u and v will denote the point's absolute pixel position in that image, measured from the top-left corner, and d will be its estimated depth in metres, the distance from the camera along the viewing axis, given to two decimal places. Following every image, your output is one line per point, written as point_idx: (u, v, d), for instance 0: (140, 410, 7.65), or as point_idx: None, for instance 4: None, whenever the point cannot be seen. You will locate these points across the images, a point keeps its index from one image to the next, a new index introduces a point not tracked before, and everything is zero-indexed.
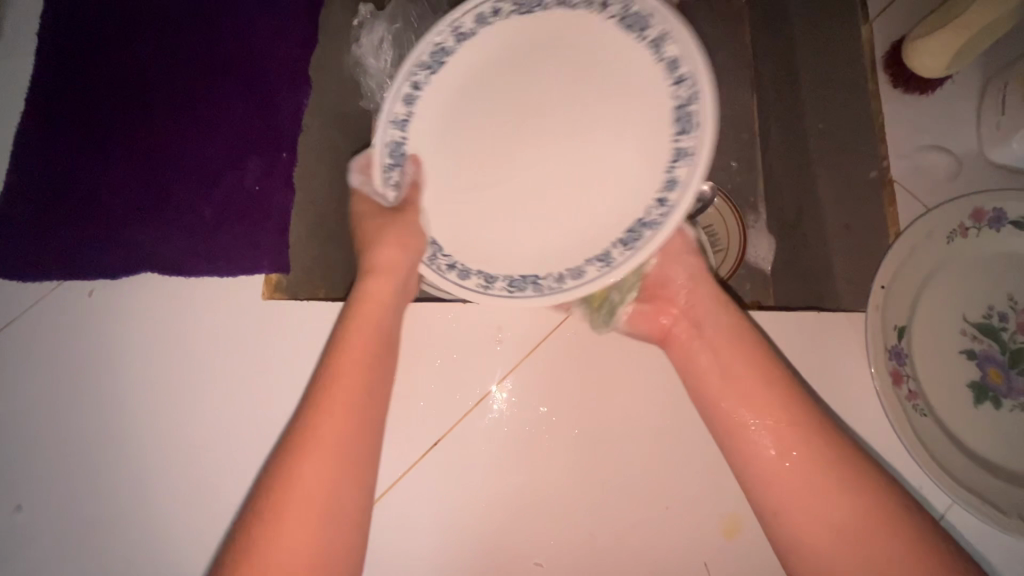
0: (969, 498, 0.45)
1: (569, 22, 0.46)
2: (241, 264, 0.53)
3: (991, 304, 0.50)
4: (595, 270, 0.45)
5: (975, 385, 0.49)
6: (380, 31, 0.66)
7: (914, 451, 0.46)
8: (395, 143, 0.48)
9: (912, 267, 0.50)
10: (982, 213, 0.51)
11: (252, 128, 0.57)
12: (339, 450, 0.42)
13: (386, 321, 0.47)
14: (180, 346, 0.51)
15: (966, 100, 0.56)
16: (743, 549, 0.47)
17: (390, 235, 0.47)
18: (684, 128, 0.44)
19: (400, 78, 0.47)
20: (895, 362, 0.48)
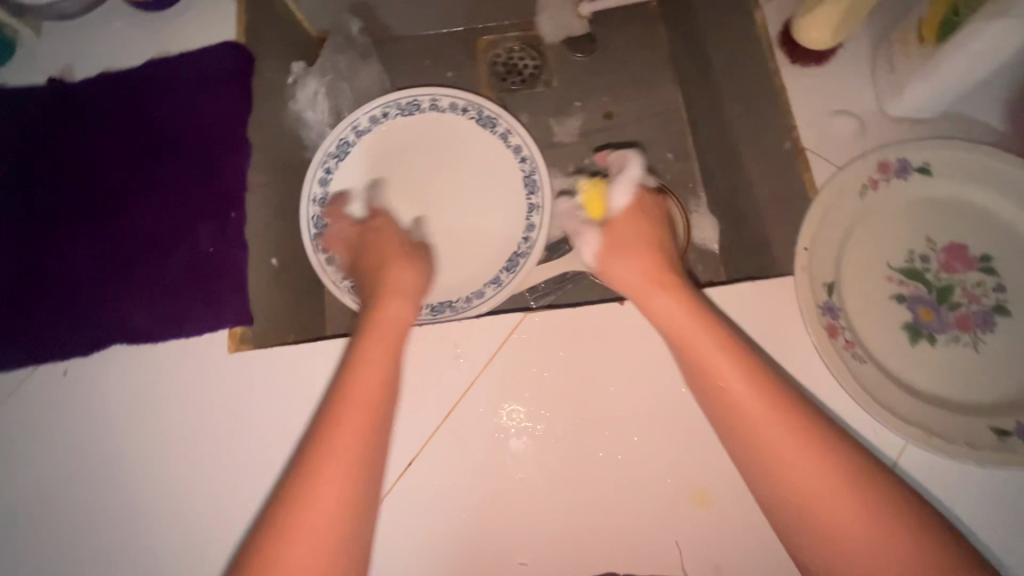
0: (918, 435, 0.48)
1: (444, 123, 0.70)
2: (205, 323, 0.56)
3: (912, 249, 0.54)
4: (491, 290, 0.64)
5: (908, 326, 0.52)
6: (314, 85, 0.72)
7: (857, 396, 0.49)
8: (317, 216, 0.66)
9: (833, 221, 0.54)
10: (888, 165, 0.55)
11: (197, 193, 0.59)
12: (352, 465, 0.45)
13: (401, 335, 0.52)
14: (158, 409, 0.53)
15: (859, 66, 0.60)
16: (718, 519, 0.49)
17: (398, 264, 0.57)
18: (532, 189, 0.66)
19: (315, 165, 0.66)
20: (828, 317, 0.51)
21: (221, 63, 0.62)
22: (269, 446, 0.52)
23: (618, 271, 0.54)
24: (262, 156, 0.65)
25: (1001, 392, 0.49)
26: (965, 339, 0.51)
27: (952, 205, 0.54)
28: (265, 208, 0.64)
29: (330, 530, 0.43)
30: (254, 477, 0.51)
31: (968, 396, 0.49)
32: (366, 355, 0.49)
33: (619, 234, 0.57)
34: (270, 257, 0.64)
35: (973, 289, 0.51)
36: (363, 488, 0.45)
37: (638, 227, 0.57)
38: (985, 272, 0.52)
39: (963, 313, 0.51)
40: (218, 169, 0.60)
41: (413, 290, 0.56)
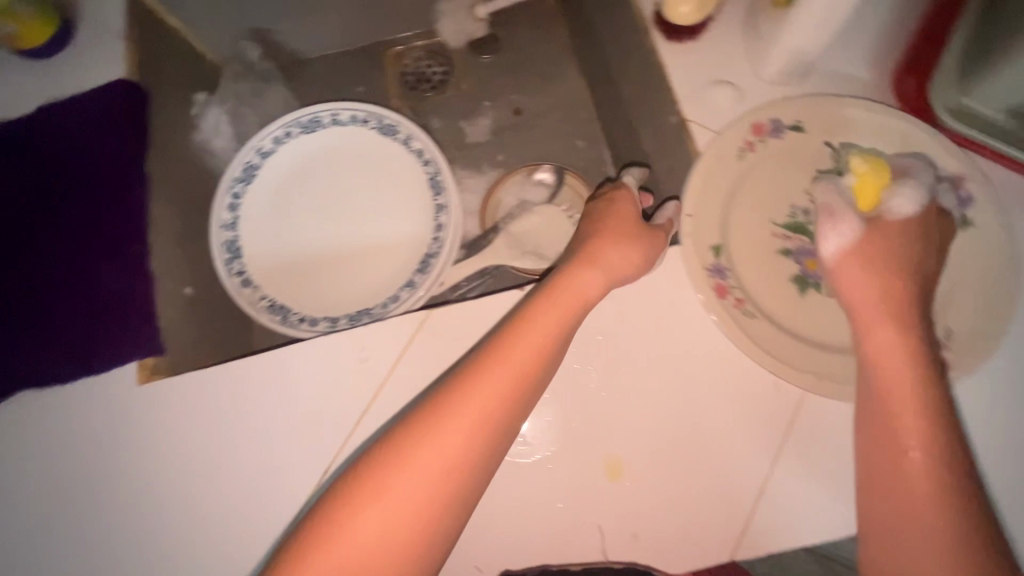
0: (806, 381, 0.50)
1: (348, 137, 0.70)
2: (110, 357, 0.55)
3: (793, 205, 0.55)
4: (406, 293, 0.64)
5: (798, 278, 0.53)
6: (215, 114, 0.74)
7: (749, 351, 0.51)
8: (229, 241, 0.67)
9: (714, 186, 0.55)
10: (762, 126, 0.57)
11: (98, 232, 0.60)
12: (461, 444, 0.43)
13: (574, 313, 0.50)
14: (78, 445, 0.54)
15: (730, 37, 0.63)
16: (629, 488, 0.50)
17: (617, 242, 0.53)
18: (438, 191, 0.67)
19: (222, 191, 0.67)
20: (716, 278, 0.53)
21: (112, 101, 0.63)
22: (192, 465, 0.53)
23: (848, 279, 0.49)
24: (165, 189, 0.66)
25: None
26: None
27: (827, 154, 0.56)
28: (172, 239, 0.65)
29: (409, 505, 0.42)
30: (181, 496, 0.53)
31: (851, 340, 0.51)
32: (507, 347, 0.47)
33: (880, 237, 0.49)
34: (185, 286, 0.65)
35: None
36: (463, 476, 0.43)
37: (904, 242, 0.49)
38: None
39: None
40: (120, 206, 0.61)
41: (620, 279, 0.52)
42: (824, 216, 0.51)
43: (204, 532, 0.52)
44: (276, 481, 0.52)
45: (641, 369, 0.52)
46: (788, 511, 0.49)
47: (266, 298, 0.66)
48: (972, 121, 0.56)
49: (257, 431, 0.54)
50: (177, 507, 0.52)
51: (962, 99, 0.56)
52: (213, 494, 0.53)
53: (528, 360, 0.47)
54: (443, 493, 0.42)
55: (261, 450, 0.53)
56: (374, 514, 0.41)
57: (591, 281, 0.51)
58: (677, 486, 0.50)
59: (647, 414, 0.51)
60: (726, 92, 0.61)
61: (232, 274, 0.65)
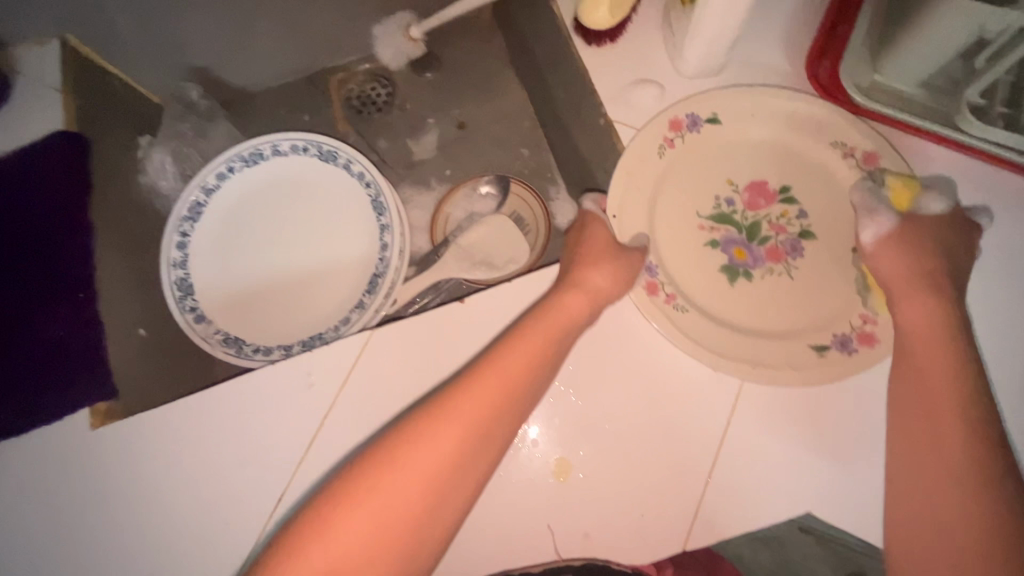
0: (741, 368, 0.51)
1: (290, 166, 0.72)
2: (63, 405, 0.56)
3: (717, 196, 0.56)
4: (357, 315, 0.65)
5: (727, 267, 0.55)
6: (160, 156, 0.76)
7: (684, 343, 0.51)
8: (180, 279, 0.67)
9: (642, 185, 0.56)
10: (681, 121, 0.57)
11: (37, 282, 0.59)
12: (459, 445, 0.44)
13: (564, 335, 0.50)
14: (38, 494, 0.55)
15: (650, 36, 0.64)
16: (577, 489, 0.51)
17: (604, 262, 0.52)
18: (381, 211, 0.68)
19: (170, 231, 0.67)
20: (647, 277, 0.53)
21: (48, 150, 0.63)
22: (151, 504, 0.54)
23: (890, 265, 0.49)
24: (111, 234, 0.67)
25: (812, 312, 0.52)
26: (778, 269, 0.54)
27: (743, 144, 0.57)
28: (121, 283, 0.66)
29: (402, 503, 0.42)
30: (142, 536, 0.53)
31: (784, 325, 0.52)
32: (504, 354, 0.48)
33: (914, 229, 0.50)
34: (137, 328, 0.66)
35: (780, 221, 0.55)
36: (457, 478, 0.44)
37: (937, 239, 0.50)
38: (787, 202, 0.56)
39: (774, 244, 0.55)
40: (58, 255, 0.61)
41: (602, 304, 0.53)
42: (864, 214, 0.52)
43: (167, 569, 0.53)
44: (234, 513, 0.53)
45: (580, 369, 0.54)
46: (735, 497, 0.50)
47: (221, 331, 0.67)
48: (883, 96, 0.57)
49: (213, 465, 0.54)
50: (139, 548, 0.53)
51: (874, 76, 0.57)
52: (172, 532, 0.53)
53: (525, 367, 0.48)
54: (439, 489, 0.44)
55: (218, 483, 0.54)
56: (368, 509, 0.42)
57: (574, 304, 0.51)
58: (624, 482, 0.51)
59: (589, 412, 0.52)
60: (650, 90, 0.62)
61: (185, 311, 0.66)
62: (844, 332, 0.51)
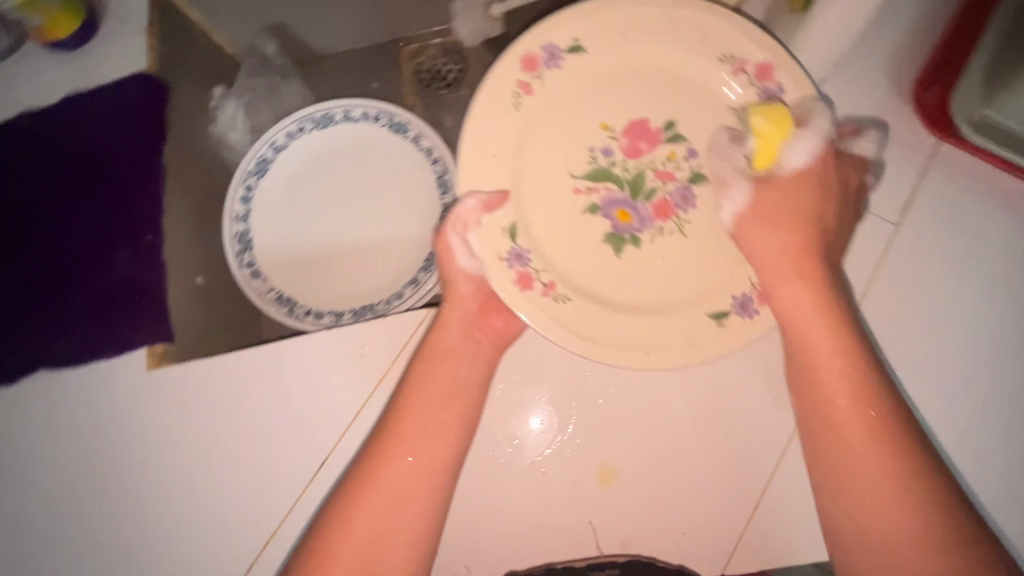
0: (632, 358, 0.49)
1: (357, 133, 0.71)
2: (121, 343, 0.57)
3: (591, 147, 0.52)
4: (410, 291, 0.66)
5: (611, 236, 0.52)
6: (232, 108, 0.76)
7: (572, 345, 0.49)
8: (240, 232, 0.68)
9: (500, 151, 0.51)
10: (535, 57, 0.51)
11: (114, 220, 0.61)
12: (417, 465, 0.49)
13: (441, 373, 0.51)
14: (87, 428, 0.56)
15: None
16: (622, 496, 0.50)
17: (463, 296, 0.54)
18: (445, 190, 0.69)
19: (236, 184, 0.68)
20: (517, 266, 0.50)
21: (134, 95, 0.64)
22: (198, 451, 0.55)
23: (758, 244, 0.49)
24: (179, 180, 0.67)
25: (693, 282, 0.51)
26: (669, 226, 0.52)
27: (617, 79, 0.52)
28: (185, 230, 0.66)
29: (382, 517, 0.48)
30: (187, 480, 0.54)
31: (661, 294, 0.52)
32: (422, 380, 0.51)
33: (782, 196, 0.49)
34: (195, 276, 0.67)
35: (665, 166, 0.52)
36: (419, 490, 0.49)
37: (811, 202, 0.49)
38: (673, 140, 0.52)
39: (661, 197, 0.52)
40: (126, 199, 0.62)
41: (513, 332, 0.54)
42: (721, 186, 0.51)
43: (209, 516, 0.54)
44: (272, 469, 0.54)
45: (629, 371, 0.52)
46: (778, 527, 0.49)
47: (274, 289, 0.68)
48: (997, 133, 0.54)
49: (260, 422, 0.55)
50: (183, 491, 0.54)
51: (986, 111, 0.55)
52: (213, 478, 0.54)
53: (460, 395, 0.51)
54: (411, 502, 0.48)
55: (262, 439, 0.55)
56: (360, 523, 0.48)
57: (451, 333, 0.53)
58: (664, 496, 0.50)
59: (643, 422, 0.51)
60: None
61: (243, 266, 0.67)
62: (744, 294, 0.50)
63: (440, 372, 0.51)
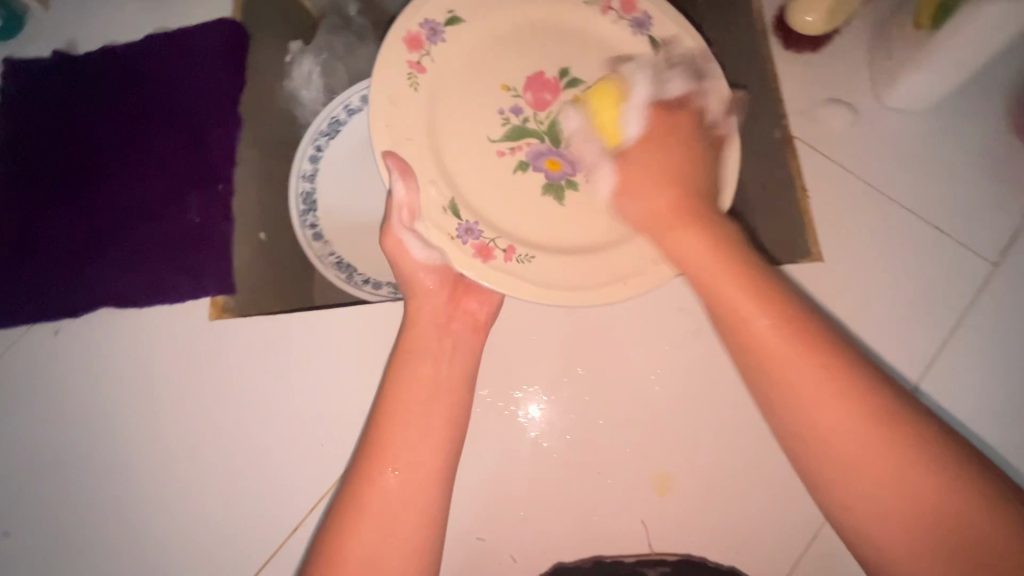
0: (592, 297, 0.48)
1: None
2: (187, 290, 0.57)
3: (501, 108, 0.51)
4: None
5: (549, 185, 0.51)
6: (308, 64, 0.74)
7: (542, 296, 0.47)
8: (307, 192, 0.68)
9: (413, 137, 0.48)
10: (418, 37, 0.49)
11: (189, 167, 0.60)
12: (415, 457, 0.46)
13: (422, 368, 0.50)
14: (146, 372, 0.56)
15: (855, 53, 0.58)
16: (677, 505, 0.52)
17: (427, 299, 0.53)
18: None
19: (307, 142, 0.67)
20: (471, 240, 0.48)
21: (215, 39, 0.63)
22: (255, 407, 0.55)
23: (637, 198, 0.48)
24: (252, 132, 0.67)
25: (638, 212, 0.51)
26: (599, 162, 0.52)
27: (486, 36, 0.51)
28: (252, 183, 0.66)
29: (391, 518, 0.44)
30: (241, 434, 0.55)
31: (606, 233, 0.51)
32: (407, 375, 0.49)
33: (651, 149, 0.48)
34: (258, 231, 0.66)
35: (575, 109, 0.52)
36: (423, 486, 0.46)
37: (670, 147, 0.48)
38: (572, 85, 0.52)
39: (582, 138, 0.52)
40: (205, 145, 0.61)
41: (484, 319, 0.55)
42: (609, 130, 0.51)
43: (261, 472, 0.54)
44: (326, 429, 0.55)
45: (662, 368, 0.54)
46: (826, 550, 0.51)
47: (335, 254, 0.67)
48: None
49: (322, 384, 0.55)
50: (235, 444, 0.55)
51: None
52: (266, 435, 0.55)
53: (457, 369, 0.51)
54: (418, 500, 0.45)
55: (322, 403, 0.55)
56: (368, 522, 0.44)
57: (422, 326, 0.52)
58: (710, 502, 0.52)
59: (699, 432, 0.53)
60: (840, 111, 0.57)
61: (306, 226, 0.66)
62: None
63: (417, 368, 0.50)
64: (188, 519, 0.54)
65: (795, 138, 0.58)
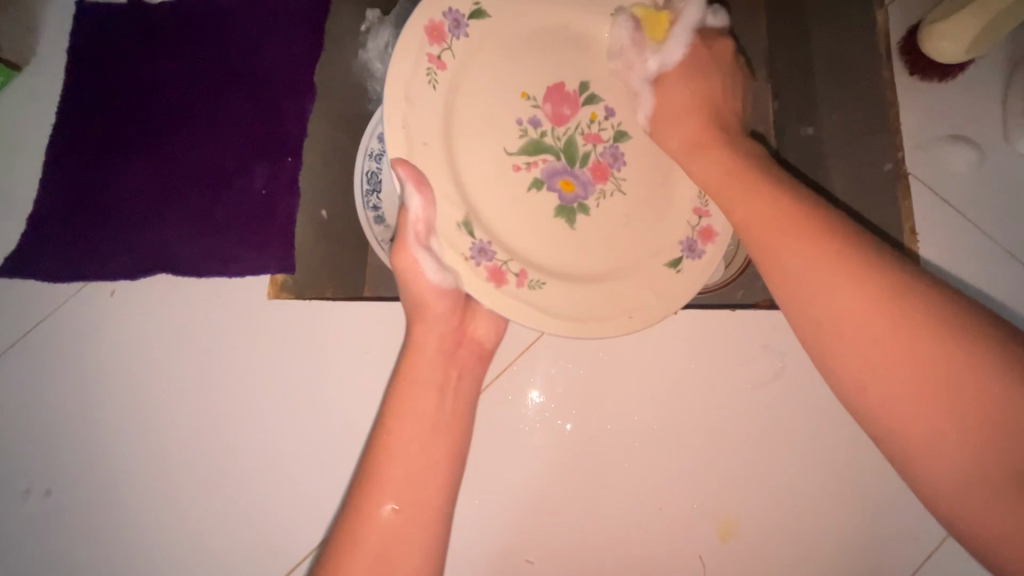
0: (620, 324, 0.47)
1: None
2: (249, 264, 0.55)
3: (521, 121, 0.49)
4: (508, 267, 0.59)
5: (561, 208, 0.50)
6: (386, 36, 0.67)
7: (560, 328, 0.46)
8: (372, 171, 0.65)
9: (428, 141, 0.44)
10: (440, 26, 0.44)
11: (260, 134, 0.58)
12: (416, 494, 0.43)
13: (427, 408, 0.46)
14: (200, 345, 0.54)
15: (987, 87, 0.53)
16: (737, 553, 0.49)
17: (434, 328, 0.49)
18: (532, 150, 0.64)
19: (376, 120, 0.64)
20: (484, 262, 0.46)
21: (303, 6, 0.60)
22: (307, 394, 0.53)
23: (666, 114, 0.50)
24: (325, 103, 0.63)
25: (640, 242, 0.51)
26: (608, 188, 0.51)
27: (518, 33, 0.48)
28: (318, 158, 0.62)
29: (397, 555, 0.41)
30: (290, 421, 0.53)
31: (613, 262, 0.50)
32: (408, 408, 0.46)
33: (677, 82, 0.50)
34: (320, 209, 0.62)
35: (591, 128, 0.51)
36: (427, 534, 0.43)
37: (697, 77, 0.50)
38: (590, 101, 0.50)
39: (596, 160, 0.51)
40: (280, 114, 0.58)
41: (488, 347, 0.52)
42: (608, 159, 0.51)
43: (309, 460, 0.53)
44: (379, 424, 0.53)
45: (722, 406, 0.51)
46: None
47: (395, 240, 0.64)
48: None
49: (376, 378, 0.54)
50: (284, 428, 0.53)
51: None
52: (317, 425, 0.53)
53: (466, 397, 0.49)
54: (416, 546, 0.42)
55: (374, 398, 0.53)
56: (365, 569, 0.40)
57: (427, 358, 0.48)
58: (772, 552, 0.49)
59: (768, 478, 0.50)
60: (963, 149, 0.52)
61: (368, 207, 0.64)
62: (689, 237, 0.51)
63: (419, 406, 0.46)
64: (229, 500, 0.52)
65: (909, 174, 0.53)
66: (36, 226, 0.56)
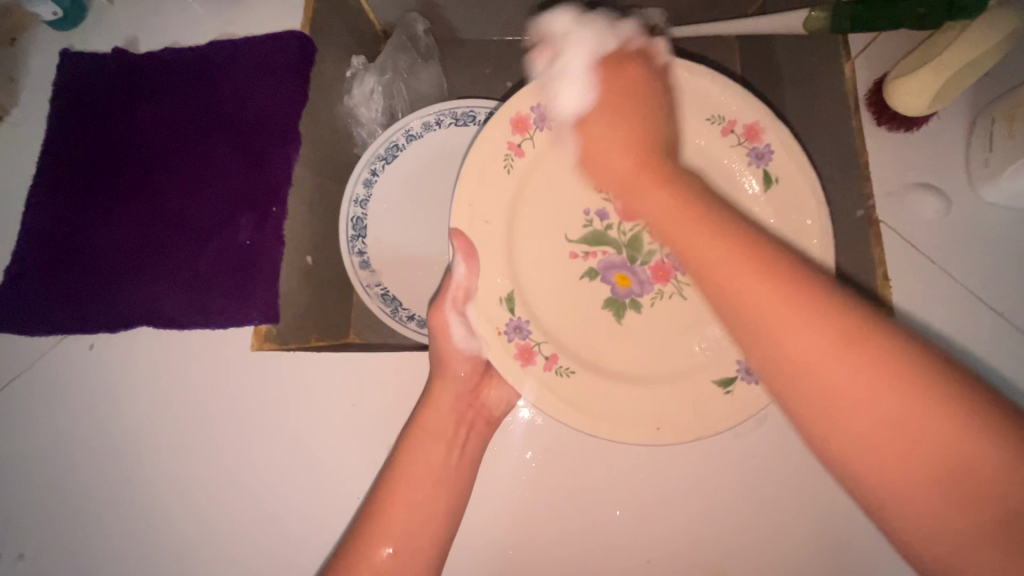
0: (644, 430, 0.47)
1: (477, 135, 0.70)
2: (232, 315, 0.54)
3: (588, 210, 0.53)
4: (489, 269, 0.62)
5: (610, 300, 0.53)
6: (371, 83, 0.70)
7: (579, 418, 0.47)
8: (358, 218, 0.67)
9: (491, 219, 0.50)
10: (526, 118, 0.50)
11: (244, 184, 0.57)
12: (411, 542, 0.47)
13: (436, 464, 0.50)
14: (181, 400, 0.53)
15: (952, 137, 0.56)
16: None
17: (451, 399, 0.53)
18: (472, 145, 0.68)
19: (363, 166, 0.66)
20: (516, 340, 0.49)
21: (287, 50, 0.60)
22: (290, 451, 0.53)
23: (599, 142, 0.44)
24: (310, 150, 0.63)
25: (682, 343, 0.51)
26: (668, 288, 0.53)
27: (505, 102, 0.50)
28: (304, 205, 0.62)
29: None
30: (272, 478, 0.52)
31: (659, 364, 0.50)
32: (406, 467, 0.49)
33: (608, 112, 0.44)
34: (306, 255, 0.63)
35: None
36: None
37: (630, 99, 0.45)
38: None
39: (659, 259, 0.53)
40: (266, 161, 0.58)
41: (498, 415, 0.55)
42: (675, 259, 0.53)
43: (296, 517, 0.52)
44: (369, 478, 0.52)
45: (706, 457, 0.52)
46: None
47: (380, 285, 0.67)
48: None
49: (364, 433, 0.53)
50: (269, 484, 0.52)
51: None
52: (300, 482, 0.52)
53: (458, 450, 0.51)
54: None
55: (358, 453, 0.53)
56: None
57: (441, 412, 0.52)
58: None
59: (748, 528, 0.51)
60: (930, 197, 0.54)
61: (354, 253, 0.66)
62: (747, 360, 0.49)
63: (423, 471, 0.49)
64: (207, 561, 0.51)
65: (880, 221, 0.55)
66: (9, 281, 0.54)
